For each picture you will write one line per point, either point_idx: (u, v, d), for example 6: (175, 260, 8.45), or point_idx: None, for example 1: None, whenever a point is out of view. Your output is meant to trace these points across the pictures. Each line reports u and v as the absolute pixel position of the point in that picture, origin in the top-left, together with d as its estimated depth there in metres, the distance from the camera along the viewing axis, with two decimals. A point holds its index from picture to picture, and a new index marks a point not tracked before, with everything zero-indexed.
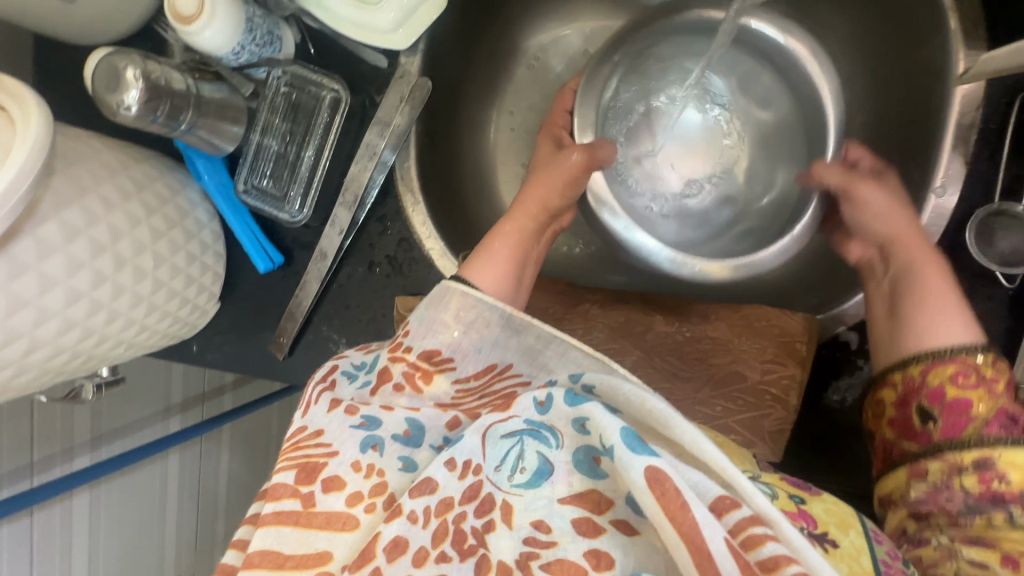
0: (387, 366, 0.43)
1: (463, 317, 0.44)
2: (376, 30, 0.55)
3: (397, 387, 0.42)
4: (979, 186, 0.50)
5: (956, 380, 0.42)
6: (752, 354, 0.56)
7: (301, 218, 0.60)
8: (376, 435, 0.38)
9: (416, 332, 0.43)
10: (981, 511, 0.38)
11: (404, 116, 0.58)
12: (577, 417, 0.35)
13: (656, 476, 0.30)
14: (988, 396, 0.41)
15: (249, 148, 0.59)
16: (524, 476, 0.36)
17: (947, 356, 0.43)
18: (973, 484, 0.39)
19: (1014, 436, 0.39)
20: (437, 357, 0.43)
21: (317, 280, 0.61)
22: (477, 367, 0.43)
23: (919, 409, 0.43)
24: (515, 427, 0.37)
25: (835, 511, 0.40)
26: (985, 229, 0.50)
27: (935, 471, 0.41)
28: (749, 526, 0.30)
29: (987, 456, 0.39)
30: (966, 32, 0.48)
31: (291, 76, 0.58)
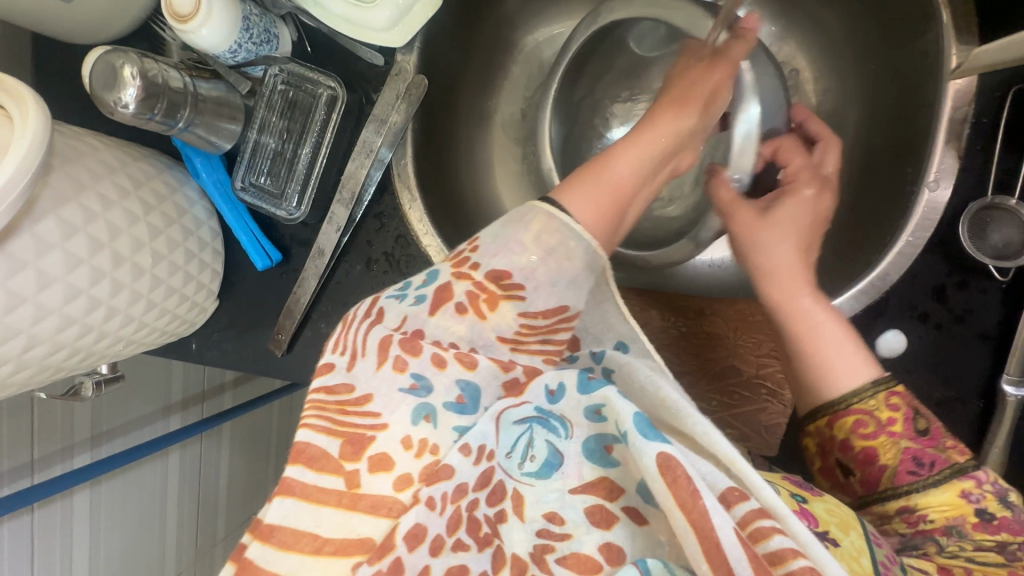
0: (448, 285, 0.40)
1: (544, 241, 0.41)
2: (372, 28, 0.56)
3: (459, 307, 0.40)
4: (973, 181, 0.51)
5: (857, 432, 0.46)
6: (749, 348, 0.56)
7: (299, 215, 0.60)
8: (428, 404, 0.36)
9: (487, 250, 0.41)
10: (916, 545, 0.44)
11: (401, 113, 0.59)
12: (590, 406, 0.35)
13: (667, 463, 0.30)
14: (889, 441, 0.45)
15: (247, 145, 0.60)
16: (533, 465, 0.37)
17: (845, 410, 0.46)
18: (904, 528, 0.44)
19: (920, 479, 0.44)
20: (507, 281, 0.40)
21: (315, 277, 0.61)
22: (548, 304, 0.41)
23: (838, 462, 0.47)
24: (525, 414, 0.37)
25: (838, 512, 0.41)
26: (978, 224, 0.50)
27: (871, 517, 0.46)
28: (757, 519, 0.29)
29: (906, 504, 0.45)
30: (958, 28, 0.49)
31: (288, 74, 0.59)
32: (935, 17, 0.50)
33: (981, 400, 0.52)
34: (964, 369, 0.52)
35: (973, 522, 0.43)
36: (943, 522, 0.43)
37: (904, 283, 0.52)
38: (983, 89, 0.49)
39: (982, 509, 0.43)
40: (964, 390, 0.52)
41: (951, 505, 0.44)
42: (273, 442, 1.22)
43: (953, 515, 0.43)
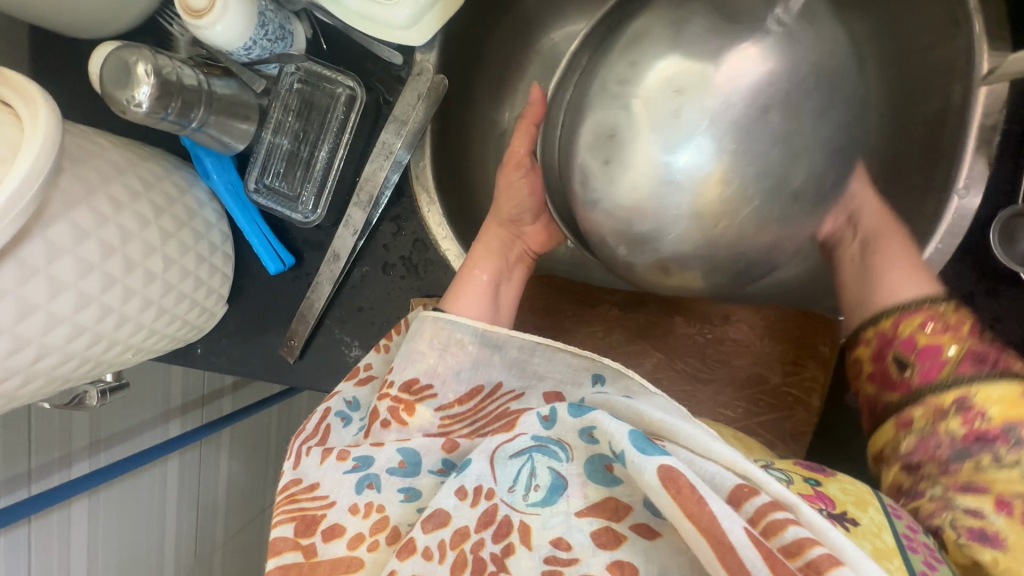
0: (375, 405, 0.43)
1: (437, 343, 0.44)
2: (392, 26, 0.54)
3: (384, 423, 0.42)
4: (1003, 187, 0.50)
5: (925, 329, 0.46)
6: (776, 356, 0.56)
7: (315, 218, 0.59)
8: (370, 472, 0.39)
9: (397, 367, 0.44)
10: (970, 454, 0.41)
11: (420, 115, 0.57)
12: (583, 428, 0.35)
13: (670, 475, 0.29)
14: (955, 339, 0.45)
15: (261, 146, 0.58)
16: (538, 494, 0.35)
17: (915, 309, 0.47)
18: (960, 428, 0.42)
19: (985, 371, 0.43)
20: (416, 386, 0.43)
21: (329, 282, 0.60)
22: (459, 391, 0.43)
23: (895, 358, 0.46)
24: (523, 445, 0.36)
25: (853, 490, 0.40)
26: (1007, 230, 0.49)
27: (920, 416, 0.44)
28: (771, 512, 0.29)
29: (966, 394, 0.42)
30: (990, 35, 0.48)
31: (305, 72, 0.57)
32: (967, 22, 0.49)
33: None
34: None
35: None
36: (1001, 423, 0.41)
37: None
38: (1015, 95, 0.49)
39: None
40: None
41: (1014, 405, 0.41)
42: (274, 447, 1.19)
43: (1013, 416, 0.41)
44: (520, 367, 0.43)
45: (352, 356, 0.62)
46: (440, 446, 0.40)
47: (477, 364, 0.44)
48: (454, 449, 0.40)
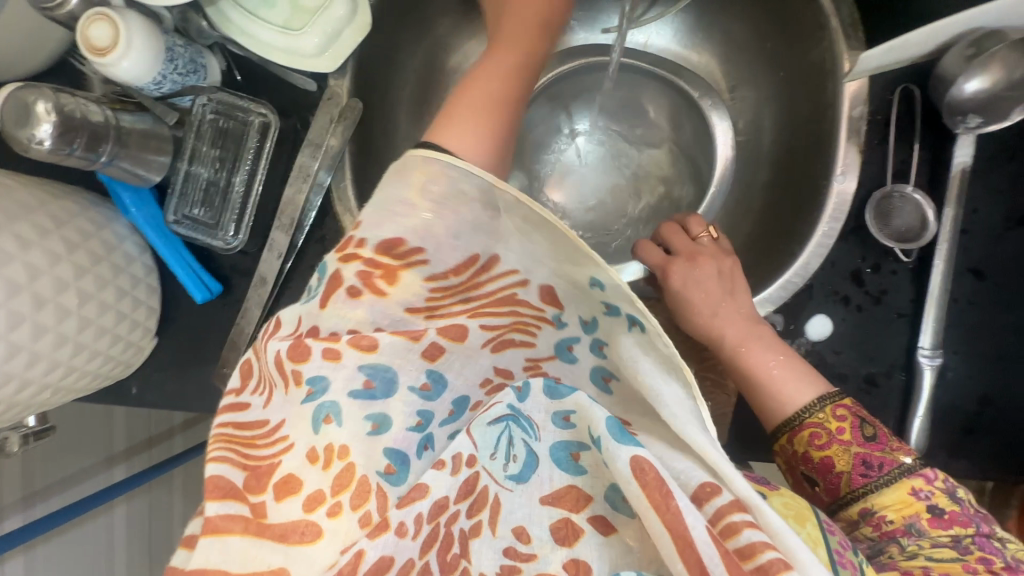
0: (337, 271, 0.35)
1: (433, 193, 0.36)
2: (302, 54, 0.56)
3: (352, 291, 0.35)
4: (876, 171, 0.54)
5: (812, 444, 0.49)
6: (692, 344, 0.59)
7: (237, 243, 0.60)
8: (331, 404, 0.33)
9: (369, 223, 0.36)
10: (883, 549, 0.46)
11: (337, 136, 0.59)
12: (560, 410, 0.34)
13: (639, 465, 0.29)
14: (841, 450, 0.48)
15: (177, 176, 0.59)
16: (515, 466, 0.35)
17: (800, 425, 0.49)
18: (871, 532, 0.47)
19: (871, 482, 0.47)
20: (403, 248, 0.36)
21: (257, 307, 0.60)
22: (457, 259, 0.37)
23: (805, 475, 0.50)
24: (500, 413, 0.35)
25: (794, 504, 0.40)
26: (882, 211, 0.54)
27: (841, 523, 0.49)
28: (730, 513, 0.27)
29: (867, 507, 0.47)
30: (847, 36, 0.53)
31: (217, 103, 0.59)
32: (827, 26, 0.54)
33: (903, 372, 0.55)
34: (886, 345, 0.55)
35: (927, 518, 0.46)
36: (902, 521, 0.46)
37: (825, 269, 0.55)
38: (874, 89, 0.54)
39: (932, 505, 0.46)
40: (887, 364, 0.55)
41: (903, 504, 0.47)
42: None
43: (907, 514, 0.46)
44: (519, 248, 0.37)
45: None
46: (417, 348, 0.36)
47: (480, 226, 0.37)
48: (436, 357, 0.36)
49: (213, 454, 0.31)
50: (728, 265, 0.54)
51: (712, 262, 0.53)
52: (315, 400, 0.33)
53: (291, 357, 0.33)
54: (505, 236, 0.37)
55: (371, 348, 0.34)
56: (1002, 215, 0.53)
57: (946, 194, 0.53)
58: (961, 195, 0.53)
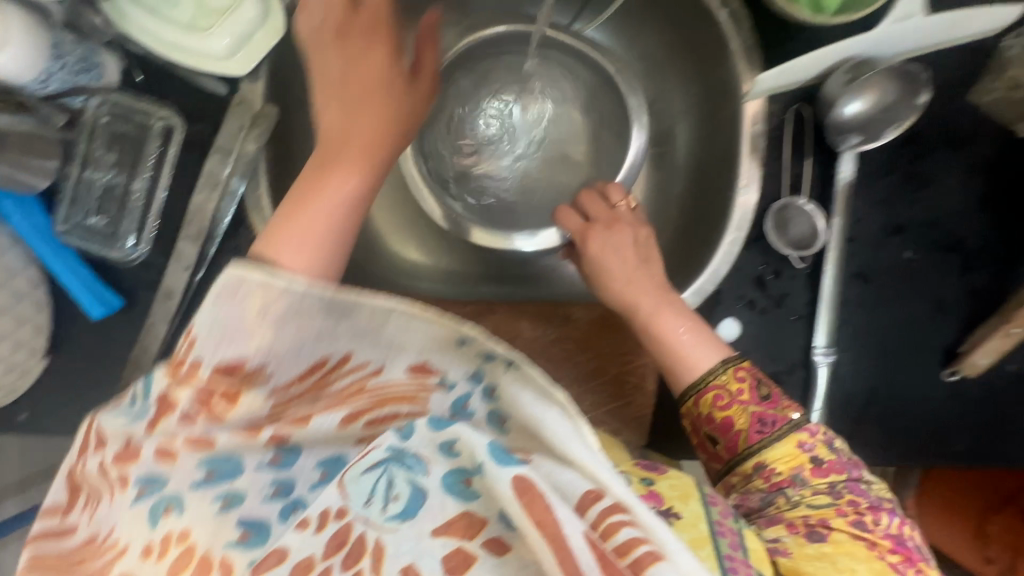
0: (167, 392, 0.32)
1: (272, 311, 0.34)
2: (210, 56, 0.54)
3: (186, 416, 0.32)
4: (774, 184, 0.59)
5: (715, 405, 0.51)
6: (613, 348, 0.60)
7: (138, 254, 0.56)
8: (168, 495, 0.30)
9: (208, 340, 0.33)
10: (772, 500, 0.48)
11: (247, 143, 0.56)
12: (444, 440, 0.31)
13: (523, 484, 0.28)
14: (740, 411, 0.50)
15: (69, 183, 0.55)
16: (397, 507, 0.30)
17: (704, 388, 0.51)
18: (762, 484, 0.49)
19: (765, 438, 0.49)
20: (244, 368, 0.33)
21: (164, 322, 0.57)
22: (299, 368, 0.34)
23: (708, 436, 0.51)
24: (376, 458, 0.31)
25: (680, 485, 0.43)
26: (779, 221, 0.58)
27: (737, 480, 0.50)
28: (608, 516, 0.28)
29: (760, 463, 0.49)
30: (746, 58, 0.57)
31: (112, 105, 0.55)
32: (727, 46, 0.58)
33: (802, 369, 0.59)
34: (787, 345, 0.59)
35: (810, 468, 0.48)
36: (789, 473, 0.49)
37: (731, 276, 0.59)
38: (772, 109, 0.58)
39: (815, 456, 0.49)
40: (788, 363, 0.59)
41: (791, 457, 0.49)
42: None
43: (794, 466, 0.49)
44: (372, 337, 0.34)
45: None
46: (261, 441, 0.32)
47: (322, 333, 0.34)
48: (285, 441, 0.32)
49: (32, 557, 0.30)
50: (642, 233, 0.59)
51: (628, 229, 0.58)
52: (145, 501, 0.30)
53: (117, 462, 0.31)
54: (347, 334, 0.34)
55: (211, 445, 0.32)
56: (883, 224, 0.58)
57: (834, 206, 0.58)
58: (846, 206, 0.58)
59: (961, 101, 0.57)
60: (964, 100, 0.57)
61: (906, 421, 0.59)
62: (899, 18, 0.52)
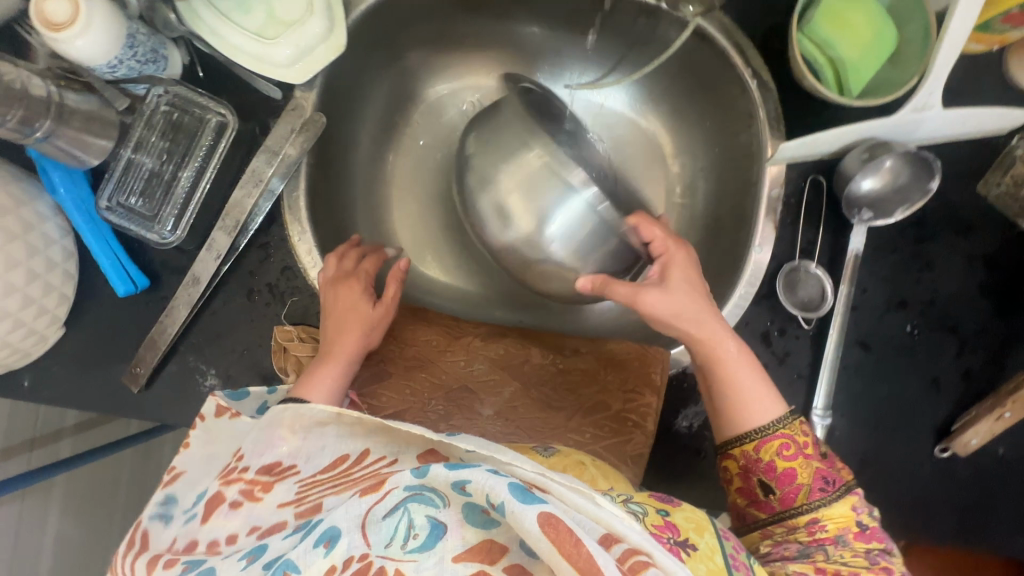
0: (219, 491, 0.36)
1: (299, 427, 0.37)
2: (273, 63, 0.57)
3: (232, 505, 0.35)
4: (787, 246, 0.62)
5: (781, 453, 0.48)
6: (617, 384, 0.61)
7: (173, 239, 0.58)
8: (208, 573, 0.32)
9: (251, 451, 0.37)
10: (810, 553, 0.47)
11: (293, 147, 0.59)
12: (457, 480, 0.32)
13: (549, 521, 0.29)
14: (805, 464, 0.48)
15: (118, 163, 0.57)
16: (416, 543, 0.31)
17: (773, 434, 0.49)
18: (805, 538, 0.47)
19: (826, 495, 0.47)
20: (278, 468, 0.36)
21: (186, 306, 0.58)
22: (323, 464, 0.36)
23: (761, 482, 0.49)
24: (396, 499, 0.32)
25: (694, 517, 0.42)
26: (789, 281, 0.61)
27: (779, 530, 0.49)
28: (634, 555, 0.30)
29: (815, 518, 0.47)
30: (771, 126, 0.61)
31: (173, 96, 0.58)
32: (754, 116, 0.62)
33: None
34: (786, 404, 0.61)
35: (854, 531, 0.47)
36: (835, 532, 0.47)
37: (738, 329, 0.61)
38: (790, 177, 0.62)
39: (862, 521, 0.47)
40: None
41: (844, 518, 0.47)
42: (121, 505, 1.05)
43: (842, 526, 0.47)
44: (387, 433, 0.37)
45: (206, 386, 0.60)
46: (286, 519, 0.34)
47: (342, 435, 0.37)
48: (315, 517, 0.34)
49: None
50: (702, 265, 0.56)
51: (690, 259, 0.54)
52: None
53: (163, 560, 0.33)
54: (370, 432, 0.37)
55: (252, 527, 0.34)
56: (886, 297, 0.61)
57: (842, 273, 0.60)
58: (855, 277, 0.60)
59: (968, 191, 0.61)
60: (970, 191, 0.61)
61: (894, 492, 0.60)
62: (917, 108, 0.56)
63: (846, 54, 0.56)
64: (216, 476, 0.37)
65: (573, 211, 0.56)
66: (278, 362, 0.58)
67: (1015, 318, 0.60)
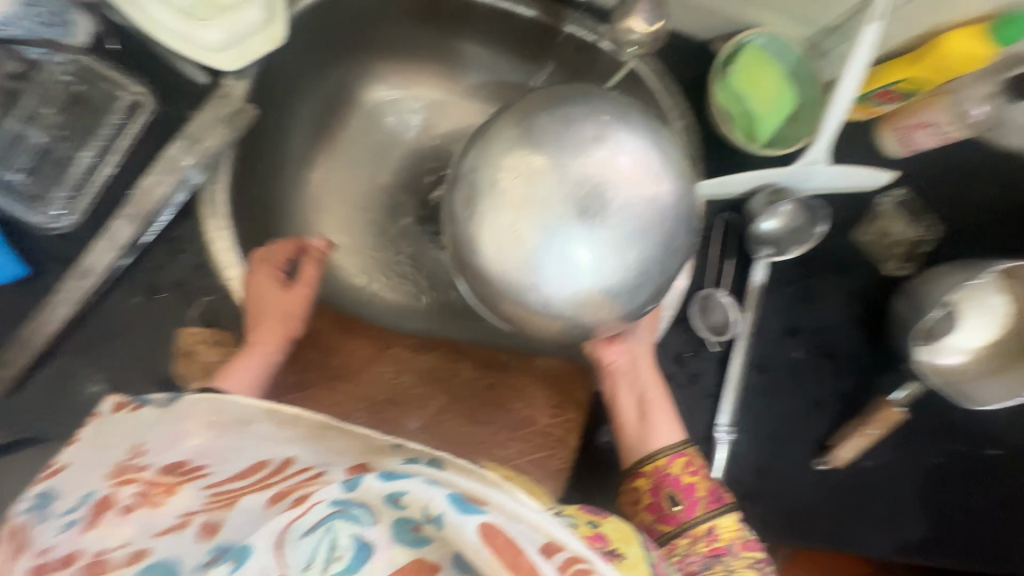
0: (112, 492, 0.34)
1: (210, 424, 0.38)
2: (201, 46, 0.53)
3: (125, 510, 0.34)
4: (700, 276, 0.67)
5: (686, 469, 0.56)
6: (544, 399, 0.62)
7: (63, 225, 0.52)
8: None
9: (154, 449, 0.37)
10: None
11: (218, 137, 0.54)
12: (391, 493, 0.32)
13: (490, 531, 0.31)
14: (704, 479, 0.56)
15: (6, 135, 0.52)
16: (339, 566, 0.30)
17: (680, 451, 0.57)
18: (704, 548, 0.54)
19: (719, 507, 0.55)
20: (185, 467, 0.36)
21: (71, 302, 0.51)
22: (240, 467, 0.35)
23: (669, 496, 0.55)
24: (319, 515, 0.31)
25: (623, 528, 0.43)
26: (702, 307, 0.67)
27: (683, 543, 0.54)
28: (572, 564, 0.31)
29: (711, 529, 0.54)
30: (695, 163, 0.66)
31: (78, 68, 0.53)
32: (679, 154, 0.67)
33: (705, 444, 0.66)
34: (695, 420, 0.66)
35: (741, 541, 0.54)
36: (726, 541, 0.54)
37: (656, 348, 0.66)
38: (706, 212, 0.68)
39: (745, 532, 0.55)
40: (694, 436, 0.66)
41: (732, 527, 0.55)
42: None
43: (731, 536, 0.54)
44: (318, 442, 0.37)
45: (89, 394, 0.52)
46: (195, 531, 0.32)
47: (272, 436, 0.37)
48: (215, 532, 0.32)
49: None
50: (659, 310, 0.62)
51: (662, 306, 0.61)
52: None
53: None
54: (293, 441, 0.37)
55: (151, 549, 0.32)
56: (781, 325, 0.68)
57: (745, 302, 0.67)
58: (756, 305, 0.67)
59: (847, 237, 0.70)
60: (849, 237, 0.70)
61: (784, 501, 0.67)
62: (809, 162, 0.65)
63: (757, 108, 0.65)
64: (110, 478, 0.35)
65: (617, 251, 0.44)
66: (182, 368, 0.53)
67: (880, 348, 0.70)
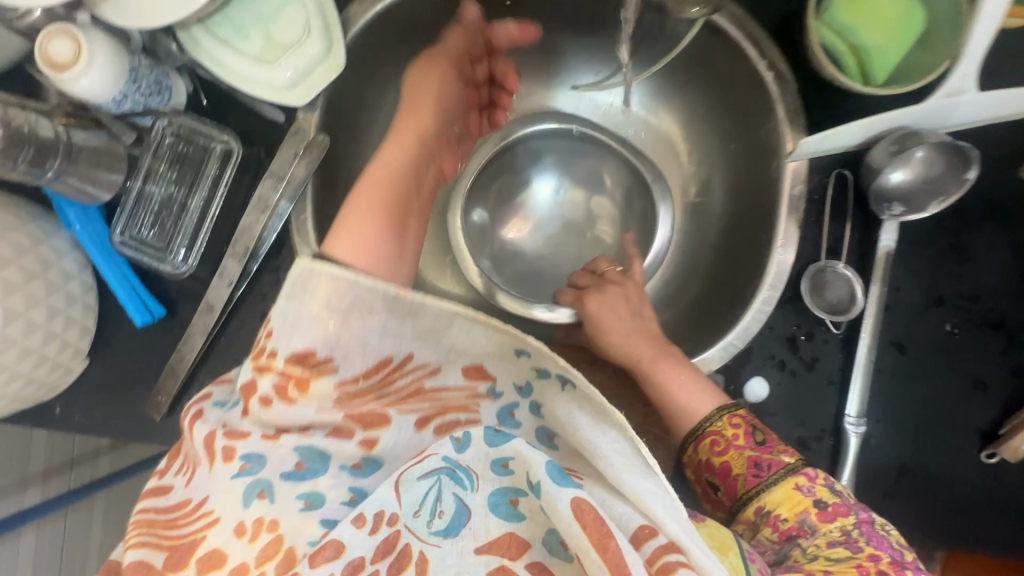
0: (252, 379, 0.37)
1: (338, 305, 0.37)
2: (274, 87, 0.56)
3: (264, 400, 0.37)
4: (811, 247, 0.58)
5: (713, 450, 0.50)
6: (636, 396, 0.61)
7: (186, 269, 0.59)
8: (262, 479, 0.35)
9: (280, 331, 0.37)
10: (786, 553, 0.46)
11: (299, 170, 0.58)
12: (498, 458, 0.34)
13: (580, 507, 0.30)
14: (737, 454, 0.49)
15: (129, 196, 0.59)
16: (441, 522, 0.34)
17: (700, 435, 0.51)
18: (771, 534, 0.47)
19: (766, 482, 0.48)
20: (312, 359, 0.38)
21: (201, 334, 0.59)
22: (366, 365, 0.40)
23: (709, 484, 0.51)
24: (432, 466, 0.35)
25: (718, 534, 0.38)
26: (816, 283, 0.58)
27: (744, 530, 0.48)
28: (664, 554, 0.29)
29: (763, 508, 0.47)
30: (792, 119, 0.57)
31: (178, 127, 0.59)
32: (773, 109, 0.58)
33: (832, 437, 0.57)
34: (818, 410, 0.58)
35: (816, 512, 0.46)
36: (795, 519, 0.46)
37: (762, 333, 0.58)
38: (814, 171, 0.58)
39: (818, 500, 0.46)
40: (818, 428, 0.58)
41: (794, 501, 0.47)
42: None
43: (798, 510, 0.46)
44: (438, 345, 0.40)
45: None
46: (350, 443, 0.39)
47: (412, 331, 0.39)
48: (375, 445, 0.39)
49: (132, 542, 0.32)
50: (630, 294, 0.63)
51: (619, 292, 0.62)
52: (245, 476, 0.35)
53: (226, 438, 0.36)
54: (411, 337, 0.39)
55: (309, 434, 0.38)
56: (923, 294, 0.57)
57: (872, 273, 0.57)
58: (886, 273, 0.57)
59: (1009, 177, 0.57)
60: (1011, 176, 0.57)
61: (938, 500, 0.57)
62: (950, 93, 0.52)
63: (869, 39, 0.53)
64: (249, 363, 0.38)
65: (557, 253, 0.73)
66: None
67: None
